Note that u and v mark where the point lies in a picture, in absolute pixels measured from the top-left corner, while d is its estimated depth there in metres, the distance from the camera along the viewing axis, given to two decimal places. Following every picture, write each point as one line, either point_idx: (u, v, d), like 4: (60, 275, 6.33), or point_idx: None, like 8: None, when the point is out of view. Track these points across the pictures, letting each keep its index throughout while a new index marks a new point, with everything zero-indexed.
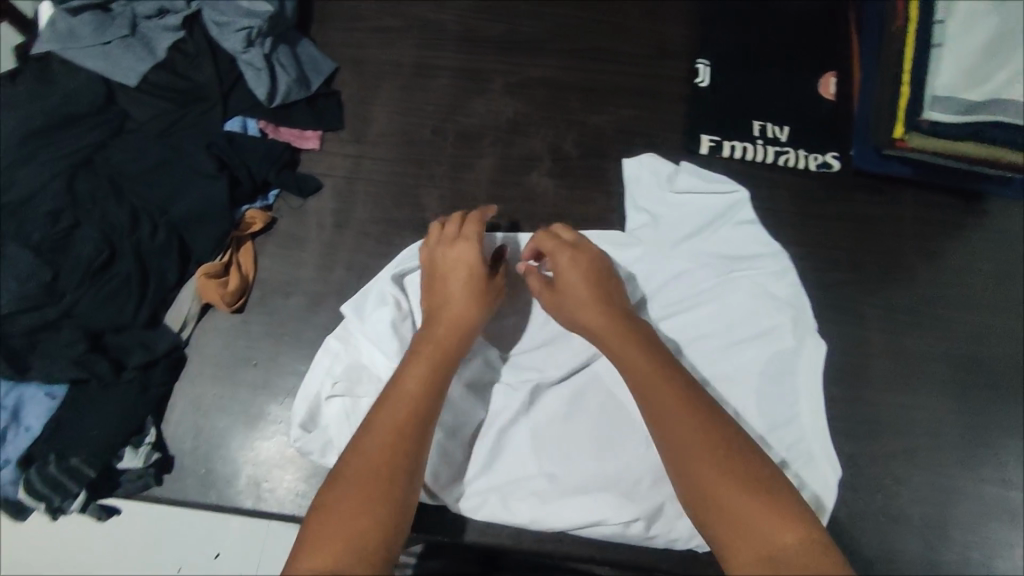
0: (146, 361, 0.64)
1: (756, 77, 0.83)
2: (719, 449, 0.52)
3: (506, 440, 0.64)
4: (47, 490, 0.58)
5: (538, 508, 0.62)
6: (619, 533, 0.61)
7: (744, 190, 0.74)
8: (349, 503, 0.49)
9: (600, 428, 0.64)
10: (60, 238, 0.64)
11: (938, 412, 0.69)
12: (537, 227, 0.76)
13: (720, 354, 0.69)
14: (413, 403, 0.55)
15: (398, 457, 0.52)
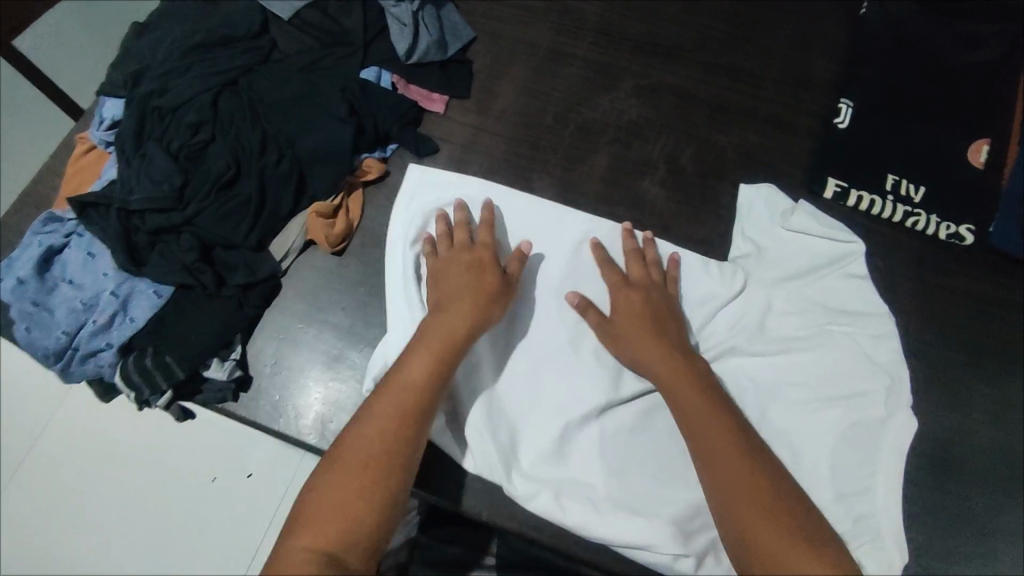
0: (246, 282, 0.66)
1: (900, 128, 0.78)
2: (759, 500, 0.53)
3: (570, 439, 0.64)
4: (139, 381, 0.61)
5: (589, 515, 0.61)
6: (665, 564, 0.60)
7: (862, 243, 0.71)
8: (336, 495, 0.51)
9: (667, 452, 0.63)
10: (196, 149, 0.68)
11: None
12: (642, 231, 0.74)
13: (803, 408, 0.66)
14: (416, 390, 0.56)
15: (386, 459, 0.53)
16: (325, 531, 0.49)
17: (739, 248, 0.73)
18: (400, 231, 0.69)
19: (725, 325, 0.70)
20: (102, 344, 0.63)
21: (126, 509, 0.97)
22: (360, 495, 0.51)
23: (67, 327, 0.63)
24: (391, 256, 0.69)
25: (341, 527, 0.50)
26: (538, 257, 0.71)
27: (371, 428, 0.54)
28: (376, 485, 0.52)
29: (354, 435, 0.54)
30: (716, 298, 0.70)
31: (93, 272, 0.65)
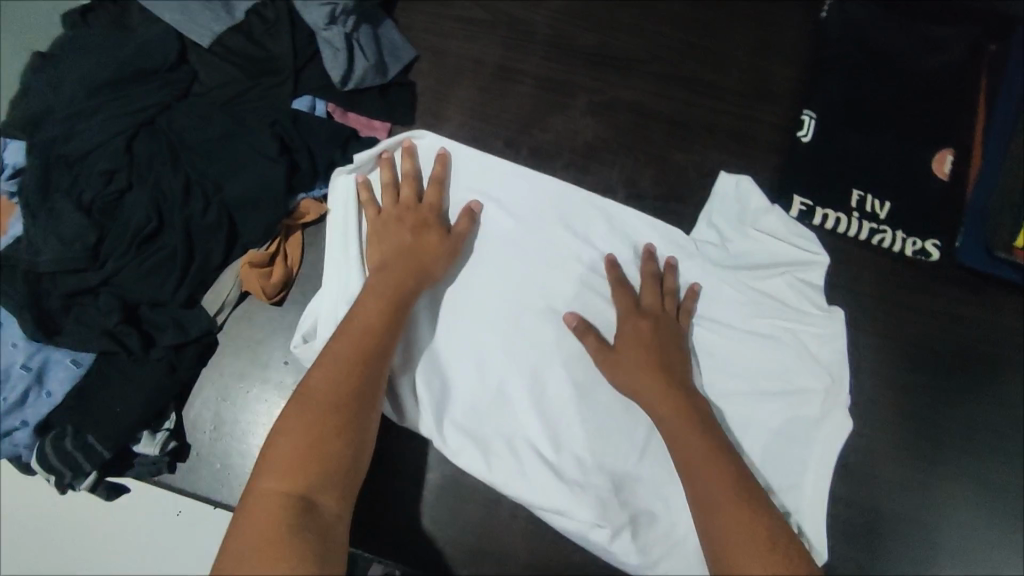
0: (177, 343, 0.61)
1: (863, 139, 0.75)
2: (738, 512, 0.48)
3: (505, 399, 0.61)
4: (61, 464, 0.56)
5: (513, 478, 0.59)
6: (581, 532, 0.57)
7: (826, 257, 0.68)
8: (303, 437, 0.45)
9: (598, 418, 0.61)
10: (110, 201, 0.62)
11: (994, 543, 0.64)
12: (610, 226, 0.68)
13: (757, 419, 0.64)
14: (371, 332, 0.53)
15: (354, 402, 0.48)
16: (294, 472, 0.44)
17: (701, 233, 0.71)
18: (342, 179, 0.67)
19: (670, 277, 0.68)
20: (15, 423, 0.57)
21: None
22: (332, 436, 0.46)
23: None
24: (332, 208, 0.67)
25: (314, 474, 0.44)
26: (486, 214, 0.67)
27: (333, 370, 0.49)
28: (346, 427, 0.47)
29: (317, 377, 0.49)
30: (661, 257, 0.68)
31: (1, 343, 0.59)
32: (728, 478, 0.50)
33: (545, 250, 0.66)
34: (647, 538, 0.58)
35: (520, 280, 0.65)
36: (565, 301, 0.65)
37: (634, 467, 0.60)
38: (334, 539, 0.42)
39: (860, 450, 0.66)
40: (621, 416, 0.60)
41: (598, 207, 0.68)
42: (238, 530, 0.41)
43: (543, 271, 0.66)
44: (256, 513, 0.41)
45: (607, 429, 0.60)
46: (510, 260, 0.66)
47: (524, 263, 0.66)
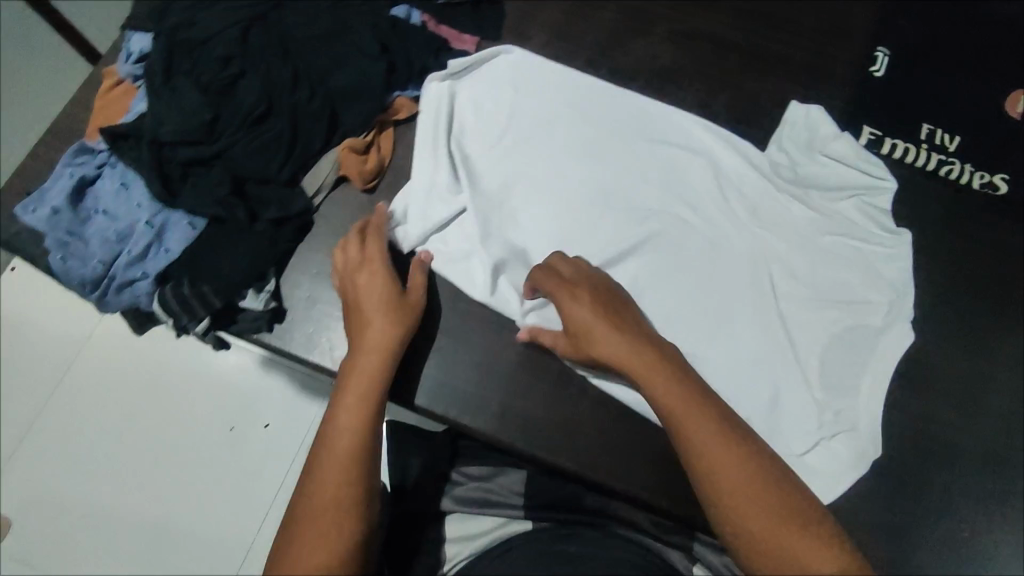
0: (280, 217, 0.66)
1: (936, 77, 0.77)
2: (743, 466, 0.50)
3: None
4: (178, 307, 0.62)
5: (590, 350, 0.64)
6: (648, 403, 0.62)
7: (893, 182, 0.72)
8: (323, 494, 0.51)
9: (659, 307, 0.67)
10: (225, 83, 0.67)
11: None
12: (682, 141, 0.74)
13: (825, 324, 0.67)
14: (364, 407, 0.55)
15: (366, 446, 0.53)
16: (311, 558, 0.48)
17: (773, 154, 0.74)
18: (435, 84, 0.72)
19: (745, 186, 0.72)
20: (137, 274, 0.63)
21: (153, 450, 1.00)
22: (348, 483, 0.51)
23: (103, 257, 0.64)
24: (424, 109, 0.72)
25: (335, 519, 0.50)
26: (568, 122, 0.74)
27: (346, 419, 0.54)
28: (355, 494, 0.51)
29: (331, 427, 0.54)
30: (737, 171, 0.72)
31: (127, 203, 0.65)
32: (725, 437, 0.52)
33: (621, 159, 0.72)
34: None
35: (598, 182, 0.71)
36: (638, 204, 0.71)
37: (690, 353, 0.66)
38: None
39: (918, 364, 0.68)
40: (688, 305, 0.67)
41: (672, 127, 0.74)
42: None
43: (618, 176, 0.72)
44: None
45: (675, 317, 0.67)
46: (590, 164, 0.72)
47: (602, 168, 0.72)
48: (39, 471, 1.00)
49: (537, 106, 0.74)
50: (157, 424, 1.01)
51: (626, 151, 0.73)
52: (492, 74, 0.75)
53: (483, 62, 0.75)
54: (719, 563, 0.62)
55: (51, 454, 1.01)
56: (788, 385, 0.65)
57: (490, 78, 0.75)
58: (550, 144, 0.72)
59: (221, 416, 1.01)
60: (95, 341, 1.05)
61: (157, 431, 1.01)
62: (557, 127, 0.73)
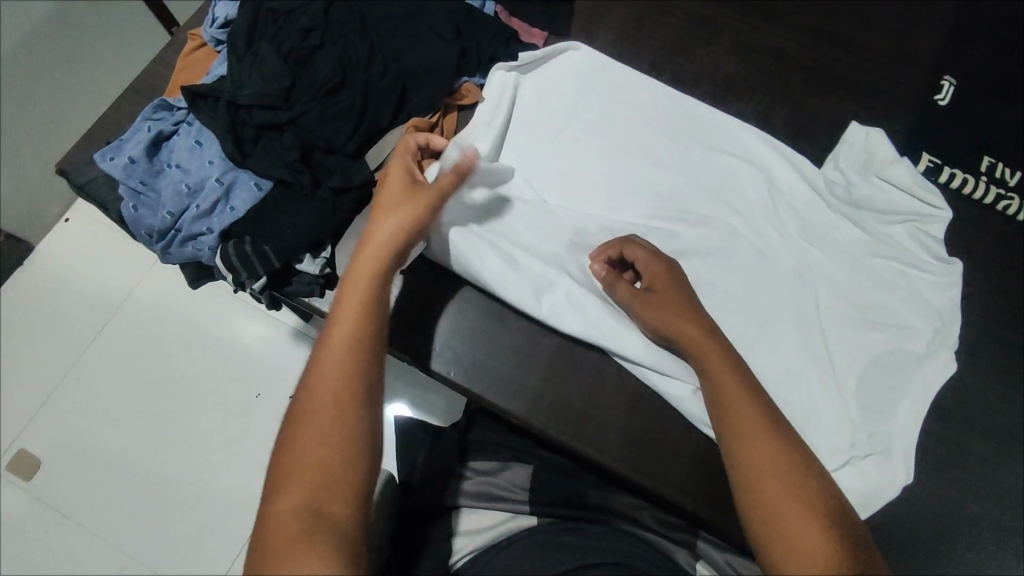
0: (341, 187, 0.68)
1: (1001, 111, 0.77)
2: (773, 451, 0.52)
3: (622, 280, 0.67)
4: (239, 264, 0.64)
5: (627, 340, 0.65)
6: (684, 400, 0.63)
7: (950, 213, 0.71)
8: (323, 398, 0.52)
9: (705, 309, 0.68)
10: (304, 53, 0.70)
11: None
12: (740, 151, 0.74)
13: (866, 344, 0.67)
14: (348, 337, 0.54)
15: (363, 351, 0.54)
16: (296, 487, 0.48)
17: (828, 173, 0.74)
18: (500, 74, 0.73)
19: (797, 200, 0.72)
20: (202, 229, 0.66)
21: (186, 404, 1.03)
22: (347, 389, 0.52)
23: (172, 210, 0.66)
24: (487, 96, 0.73)
25: (335, 422, 0.51)
26: (628, 121, 0.75)
27: (342, 326, 0.55)
28: (337, 425, 0.51)
29: (330, 334, 0.55)
30: (791, 185, 0.73)
31: (199, 159, 0.68)
32: (761, 425, 0.53)
33: (676, 163, 0.73)
34: None
35: (651, 182, 0.72)
36: (691, 207, 0.72)
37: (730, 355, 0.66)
38: (363, 484, 0.50)
39: (956, 393, 0.68)
40: (730, 313, 0.68)
41: (730, 138, 0.75)
42: (282, 476, 0.49)
43: (673, 179, 0.72)
44: (271, 530, 0.47)
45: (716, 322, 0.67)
46: (646, 164, 0.73)
47: (657, 169, 0.73)
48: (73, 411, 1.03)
49: (598, 104, 0.75)
50: (191, 379, 1.04)
51: (681, 155, 0.74)
52: (557, 70, 0.77)
53: (550, 57, 0.77)
54: (723, 561, 0.61)
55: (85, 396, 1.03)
56: (824, 400, 0.65)
57: (554, 74, 0.76)
58: (608, 141, 0.74)
59: (254, 378, 1.05)
60: (141, 293, 1.09)
61: (191, 387, 1.04)
62: (616, 125, 0.74)
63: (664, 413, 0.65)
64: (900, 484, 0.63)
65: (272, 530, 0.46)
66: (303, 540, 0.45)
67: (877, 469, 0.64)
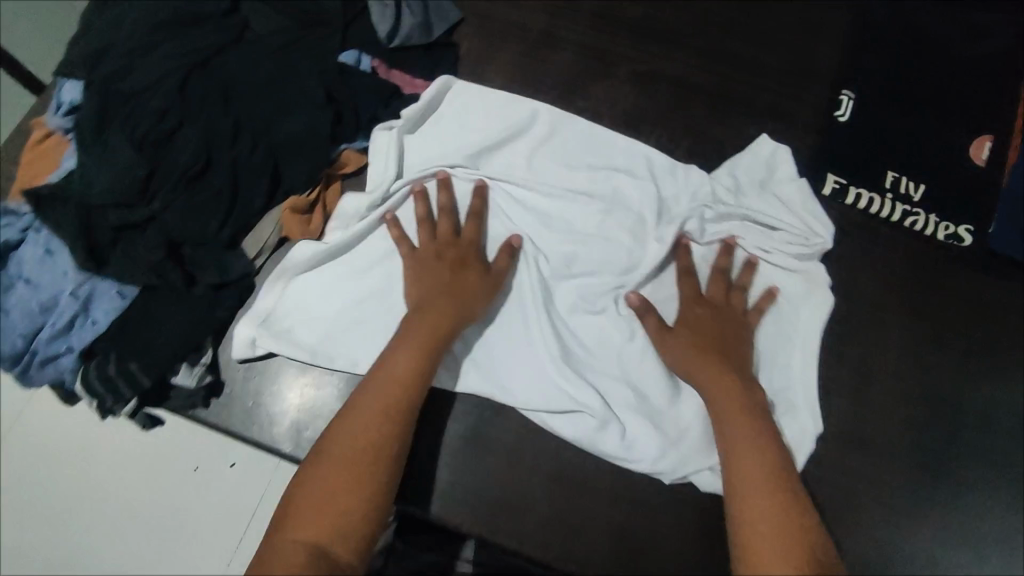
0: (219, 283, 0.63)
1: (901, 123, 0.75)
2: (769, 491, 0.53)
3: (516, 317, 0.66)
4: (103, 389, 0.58)
5: (527, 383, 0.64)
6: (587, 433, 0.63)
7: (830, 241, 0.68)
8: (352, 443, 0.54)
9: (601, 335, 0.66)
10: (162, 137, 0.63)
11: (1003, 526, 0.65)
12: (636, 170, 0.70)
13: (782, 377, 0.66)
14: (394, 390, 0.57)
15: (399, 412, 0.56)
16: (310, 523, 0.50)
17: (720, 175, 0.71)
18: (383, 134, 0.67)
19: (685, 210, 0.69)
20: (61, 348, 0.60)
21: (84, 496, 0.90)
22: (378, 433, 0.55)
23: (25, 330, 0.60)
24: (374, 160, 0.67)
25: (356, 473, 0.53)
26: (519, 143, 0.71)
27: (392, 377, 0.57)
28: (366, 474, 0.53)
29: (370, 384, 0.57)
30: (677, 192, 0.70)
31: (52, 271, 0.60)
32: (751, 444, 0.56)
33: (557, 186, 0.69)
34: (641, 446, 0.63)
35: (540, 207, 0.69)
36: (580, 228, 0.68)
37: (628, 376, 0.65)
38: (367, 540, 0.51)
39: (873, 425, 0.68)
40: (627, 337, 0.65)
41: (620, 159, 0.71)
42: (299, 503, 0.51)
43: (559, 204, 0.69)
44: (276, 557, 0.48)
45: (604, 348, 0.66)
46: (531, 187, 0.69)
47: (544, 192, 0.69)
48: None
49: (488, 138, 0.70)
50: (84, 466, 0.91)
51: (564, 181, 0.70)
52: (443, 106, 0.71)
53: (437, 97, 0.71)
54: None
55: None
56: None
57: (439, 111, 0.71)
58: (502, 179, 0.69)
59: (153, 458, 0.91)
60: None
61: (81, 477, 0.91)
62: (505, 149, 0.71)
63: (588, 487, 0.64)
64: None
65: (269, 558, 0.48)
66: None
67: None
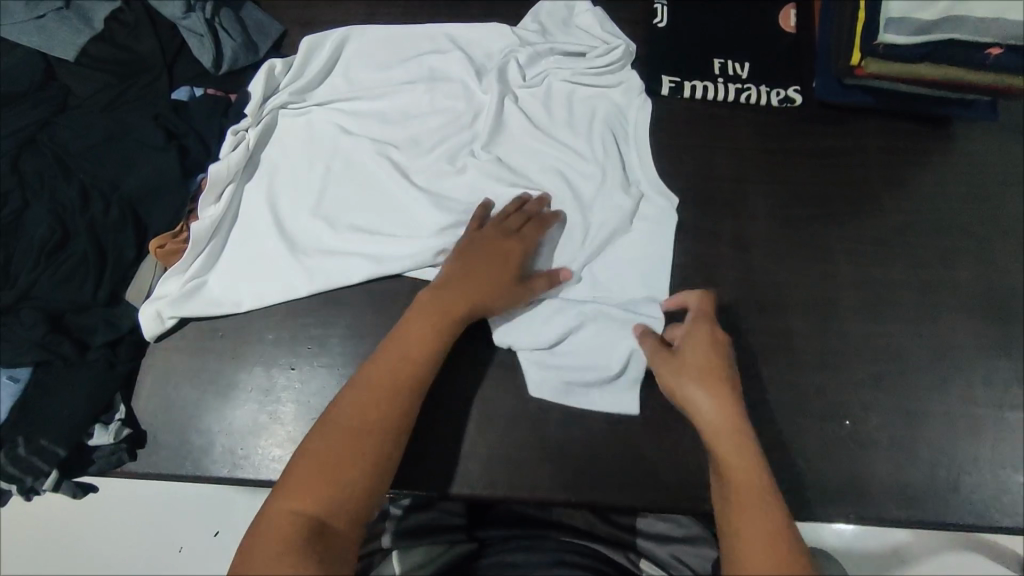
0: (112, 338, 0.63)
1: (714, 12, 0.80)
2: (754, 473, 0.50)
3: (388, 195, 0.71)
4: (19, 471, 0.58)
5: (411, 246, 0.67)
6: None
7: (632, 42, 0.76)
8: (374, 395, 0.54)
9: (462, 183, 0.71)
10: (8, 222, 0.63)
11: (908, 339, 0.68)
12: (453, 48, 0.77)
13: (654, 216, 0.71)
14: (411, 366, 0.56)
15: (427, 360, 0.57)
16: (309, 493, 0.48)
17: (525, 27, 0.79)
18: (230, 136, 0.69)
19: (499, 59, 0.77)
20: None
21: None
22: (391, 406, 0.54)
23: None
24: (227, 158, 0.68)
25: (369, 422, 0.52)
26: (351, 66, 0.77)
27: (411, 348, 0.56)
28: (374, 445, 0.52)
29: (423, 323, 0.58)
30: (490, 49, 0.78)
31: None
32: (749, 462, 0.51)
33: (387, 85, 0.76)
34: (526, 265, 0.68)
35: (381, 105, 0.75)
36: (418, 107, 0.75)
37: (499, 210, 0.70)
38: (367, 513, 0.50)
39: (768, 285, 0.70)
40: (485, 175, 0.71)
41: (431, 35, 0.78)
42: (297, 477, 0.49)
43: (396, 96, 0.75)
44: (272, 530, 0.47)
45: (473, 193, 0.71)
46: (368, 92, 0.75)
47: (376, 91, 0.75)
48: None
49: (333, 92, 0.76)
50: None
51: (391, 73, 0.77)
52: (287, 86, 0.74)
53: (278, 84, 0.74)
54: (665, 555, 0.65)
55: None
56: None
57: (282, 85, 0.74)
58: (351, 114, 0.75)
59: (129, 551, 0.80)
60: None
61: None
62: (339, 77, 0.76)
63: (523, 419, 0.64)
64: (741, 389, 0.66)
65: (263, 531, 0.47)
66: (292, 542, 0.45)
67: None
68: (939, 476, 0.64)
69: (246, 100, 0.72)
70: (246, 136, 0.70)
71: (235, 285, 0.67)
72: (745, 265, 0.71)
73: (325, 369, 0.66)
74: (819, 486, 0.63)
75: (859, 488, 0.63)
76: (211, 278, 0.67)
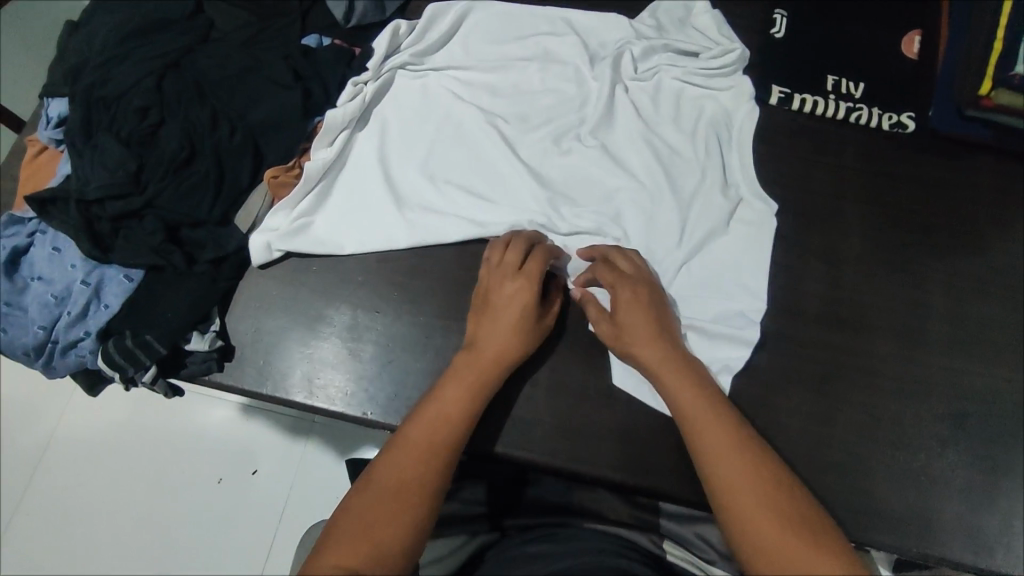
0: (217, 257, 0.67)
1: (837, 29, 0.79)
2: (731, 442, 0.52)
3: (489, 164, 0.73)
4: (124, 360, 0.62)
5: (506, 216, 0.70)
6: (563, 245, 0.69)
7: (746, 48, 0.76)
8: (416, 453, 0.52)
9: (562, 163, 0.73)
10: (146, 133, 0.67)
11: (999, 383, 0.66)
12: (570, 32, 0.79)
13: (746, 221, 0.71)
14: (448, 425, 0.54)
15: (463, 420, 0.55)
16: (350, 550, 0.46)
17: (642, 21, 0.80)
18: (348, 88, 0.72)
19: (614, 49, 0.78)
20: (80, 333, 0.64)
21: (156, 499, 0.96)
22: (428, 463, 0.52)
23: (43, 322, 0.65)
24: (347, 108, 0.72)
25: (409, 478, 0.50)
26: (469, 37, 0.79)
27: (448, 405, 0.56)
28: (413, 504, 0.49)
29: (455, 383, 0.57)
30: (605, 37, 0.79)
31: (61, 265, 0.66)
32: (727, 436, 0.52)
33: (502, 59, 0.78)
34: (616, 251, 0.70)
35: (494, 78, 0.77)
36: (528, 84, 0.77)
37: (597, 195, 0.72)
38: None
39: (857, 307, 0.69)
40: (586, 159, 0.73)
41: (549, 17, 0.80)
42: (336, 535, 0.47)
43: (510, 71, 0.78)
44: None
45: (572, 174, 0.73)
46: (483, 64, 0.78)
47: (491, 64, 0.78)
48: (59, 516, 0.95)
49: (449, 59, 0.79)
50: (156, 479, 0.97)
51: (506, 49, 0.79)
52: (407, 48, 0.77)
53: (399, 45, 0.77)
54: (689, 533, 0.64)
55: (72, 485, 0.97)
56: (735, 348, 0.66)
57: (404, 47, 0.77)
58: (464, 83, 0.77)
59: (212, 465, 0.97)
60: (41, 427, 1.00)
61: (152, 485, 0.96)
62: (456, 46, 0.79)
63: (590, 396, 0.65)
64: (814, 404, 0.65)
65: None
66: None
67: (790, 398, 0.65)
68: (1014, 526, 0.62)
69: (368, 56, 0.76)
70: (364, 89, 0.73)
71: (336, 226, 0.70)
72: (835, 283, 0.70)
73: (407, 318, 0.69)
74: (886, 515, 0.62)
75: (927, 524, 0.62)
76: (315, 216, 0.71)
